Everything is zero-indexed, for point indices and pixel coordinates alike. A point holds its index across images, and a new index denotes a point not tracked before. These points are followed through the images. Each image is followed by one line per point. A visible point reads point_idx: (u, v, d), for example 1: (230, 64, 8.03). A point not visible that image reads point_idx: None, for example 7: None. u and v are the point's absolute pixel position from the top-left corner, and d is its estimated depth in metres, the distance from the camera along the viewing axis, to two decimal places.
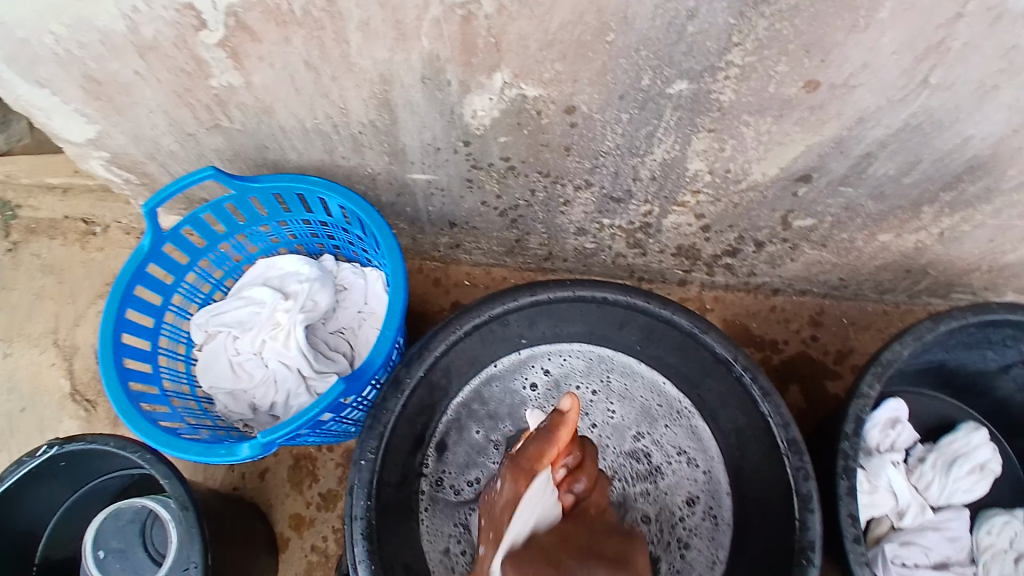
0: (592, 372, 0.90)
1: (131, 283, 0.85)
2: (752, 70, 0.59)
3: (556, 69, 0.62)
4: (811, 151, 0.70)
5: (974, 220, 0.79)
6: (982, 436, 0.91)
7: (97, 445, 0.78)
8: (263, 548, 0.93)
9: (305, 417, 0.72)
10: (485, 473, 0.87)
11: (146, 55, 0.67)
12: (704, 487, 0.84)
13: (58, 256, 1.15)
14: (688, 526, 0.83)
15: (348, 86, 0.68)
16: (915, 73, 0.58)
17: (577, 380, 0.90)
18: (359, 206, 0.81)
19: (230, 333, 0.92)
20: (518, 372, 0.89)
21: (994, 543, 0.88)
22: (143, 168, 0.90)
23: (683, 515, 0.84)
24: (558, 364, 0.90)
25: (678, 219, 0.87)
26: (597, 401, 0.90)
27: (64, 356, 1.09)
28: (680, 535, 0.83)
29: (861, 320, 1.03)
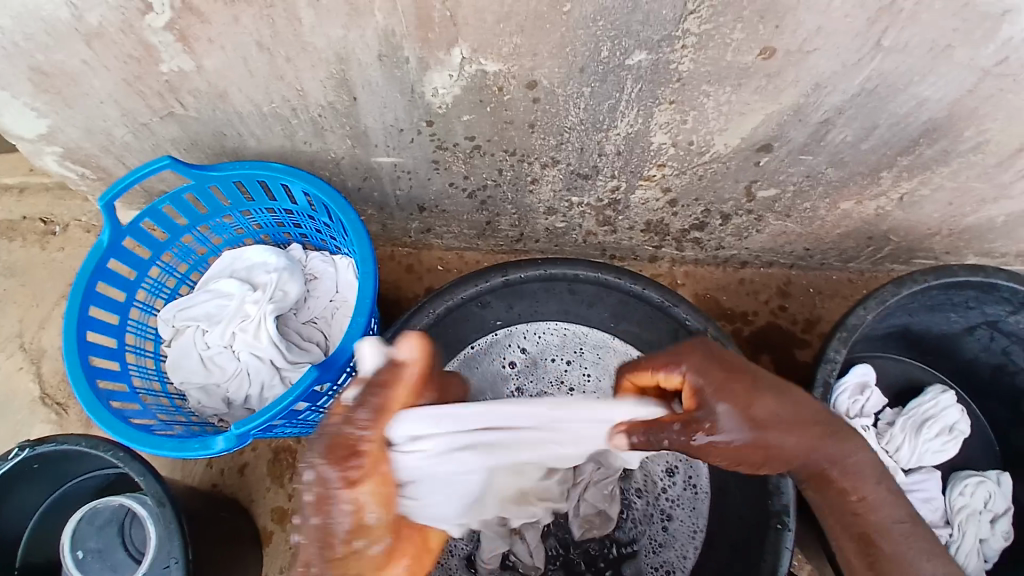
0: (566, 346, 0.90)
1: (93, 280, 0.83)
2: (709, 38, 0.60)
3: (515, 42, 0.61)
4: (772, 120, 0.71)
5: (932, 183, 0.81)
6: (949, 398, 0.94)
7: (68, 445, 0.76)
8: (246, 543, 0.93)
9: (279, 407, 0.71)
10: None
11: (93, 42, 0.65)
12: (681, 456, 0.85)
13: (18, 259, 1.12)
14: (671, 496, 0.85)
15: (303, 67, 0.66)
16: (868, 37, 0.59)
17: (553, 354, 0.91)
18: (324, 191, 0.79)
19: (199, 327, 0.90)
20: (496, 351, 0.89)
21: (969, 504, 0.91)
22: (98, 162, 0.88)
23: (666, 485, 0.85)
24: (534, 343, 0.90)
25: (646, 194, 0.87)
26: (572, 369, 0.91)
27: (31, 360, 1.06)
28: (664, 506, 0.85)
29: (828, 288, 1.06)
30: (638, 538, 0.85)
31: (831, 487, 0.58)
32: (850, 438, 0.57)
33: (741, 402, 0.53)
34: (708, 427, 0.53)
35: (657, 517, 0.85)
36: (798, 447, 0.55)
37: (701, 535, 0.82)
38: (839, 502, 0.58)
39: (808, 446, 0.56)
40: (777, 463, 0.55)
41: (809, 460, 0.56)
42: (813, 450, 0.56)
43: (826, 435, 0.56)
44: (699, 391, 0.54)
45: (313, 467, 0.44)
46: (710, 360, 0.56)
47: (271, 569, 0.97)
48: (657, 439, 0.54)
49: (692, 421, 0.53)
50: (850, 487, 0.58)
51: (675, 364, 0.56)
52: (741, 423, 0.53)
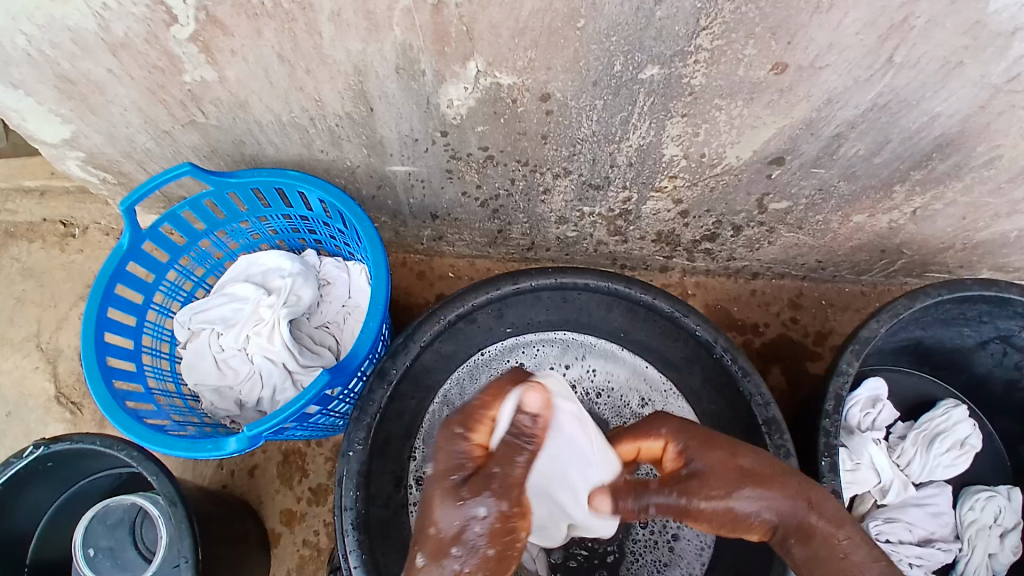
0: (566, 354, 0.90)
1: (111, 282, 0.84)
2: (721, 54, 0.60)
3: (530, 57, 0.62)
4: (784, 133, 0.71)
5: (946, 198, 0.81)
6: (961, 412, 0.93)
7: (83, 444, 0.78)
8: (254, 543, 0.94)
9: (291, 409, 0.72)
10: None
11: (118, 52, 0.66)
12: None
13: (38, 260, 1.14)
14: (678, 517, 0.81)
15: (322, 79, 0.68)
16: (881, 52, 0.59)
17: (553, 364, 0.90)
18: (339, 198, 0.81)
19: (214, 330, 0.91)
20: (495, 366, 0.88)
21: (978, 519, 0.90)
22: (120, 167, 0.90)
23: None
24: (532, 356, 0.90)
25: (657, 205, 0.88)
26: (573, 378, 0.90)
27: (48, 359, 1.08)
28: (669, 528, 0.81)
29: (839, 301, 1.05)
30: (641, 568, 0.80)
31: (820, 540, 0.53)
32: (823, 489, 0.55)
33: (728, 458, 0.54)
34: (691, 483, 0.53)
35: (662, 539, 0.81)
36: (779, 495, 0.53)
37: (709, 551, 0.79)
38: (826, 548, 0.52)
39: (792, 494, 0.53)
40: (763, 520, 0.53)
41: (794, 510, 0.53)
42: (794, 499, 0.53)
43: (806, 487, 0.54)
44: (683, 451, 0.55)
45: (479, 505, 0.47)
46: (687, 422, 0.58)
47: (279, 570, 0.98)
48: (644, 502, 0.55)
49: (676, 477, 0.54)
50: (836, 534, 0.53)
51: (652, 432, 0.59)
52: (725, 474, 0.53)
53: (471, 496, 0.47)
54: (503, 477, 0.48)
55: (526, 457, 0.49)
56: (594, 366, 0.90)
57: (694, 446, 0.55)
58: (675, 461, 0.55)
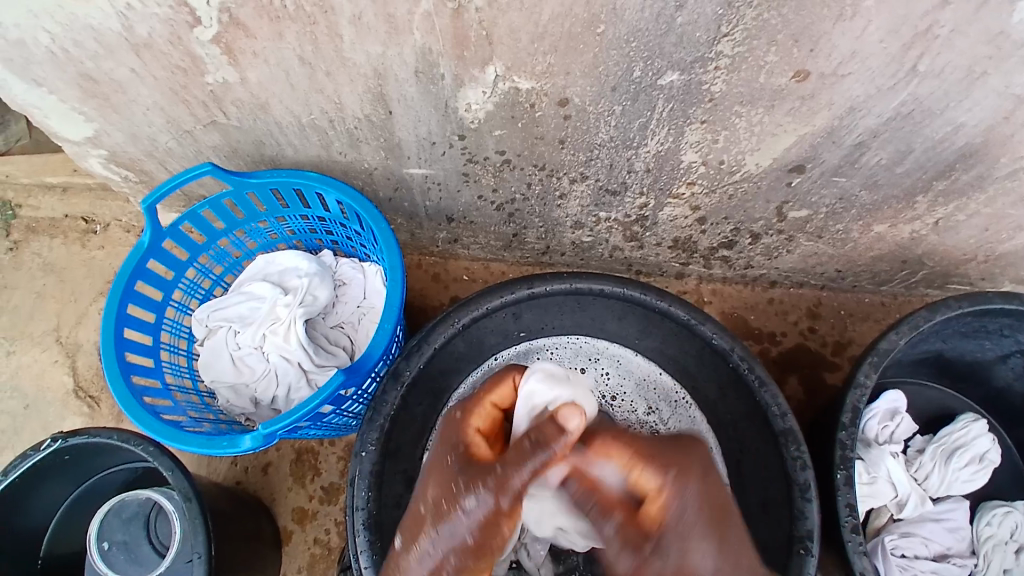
0: (580, 358, 0.90)
1: (132, 279, 0.86)
2: (741, 61, 0.60)
3: (548, 61, 0.62)
4: (805, 141, 0.70)
5: (969, 209, 0.80)
6: (981, 426, 0.91)
7: (101, 439, 0.79)
8: (266, 540, 0.94)
9: (305, 409, 0.72)
10: None
11: (142, 53, 0.67)
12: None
13: (60, 256, 1.16)
14: None
15: (342, 81, 0.68)
16: (905, 61, 0.59)
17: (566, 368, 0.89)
18: (356, 200, 0.81)
19: (231, 328, 0.92)
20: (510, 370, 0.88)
21: (995, 534, 0.88)
22: (142, 166, 0.91)
23: None
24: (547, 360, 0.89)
25: (674, 211, 0.87)
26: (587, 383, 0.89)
27: (68, 354, 1.10)
28: None
29: (859, 311, 1.04)
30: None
31: None
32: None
33: (709, 541, 0.46)
34: (654, 546, 0.45)
35: None
36: None
37: None
38: None
39: None
40: None
41: None
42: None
43: None
44: (670, 516, 0.46)
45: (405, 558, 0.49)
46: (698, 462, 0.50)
47: (290, 568, 0.98)
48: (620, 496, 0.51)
49: (642, 537, 0.45)
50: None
51: (649, 467, 0.48)
52: (694, 536, 0.46)
53: (405, 550, 0.49)
54: (434, 514, 0.49)
55: (470, 501, 0.47)
56: (607, 371, 0.90)
57: (680, 524, 0.46)
58: (654, 516, 0.46)
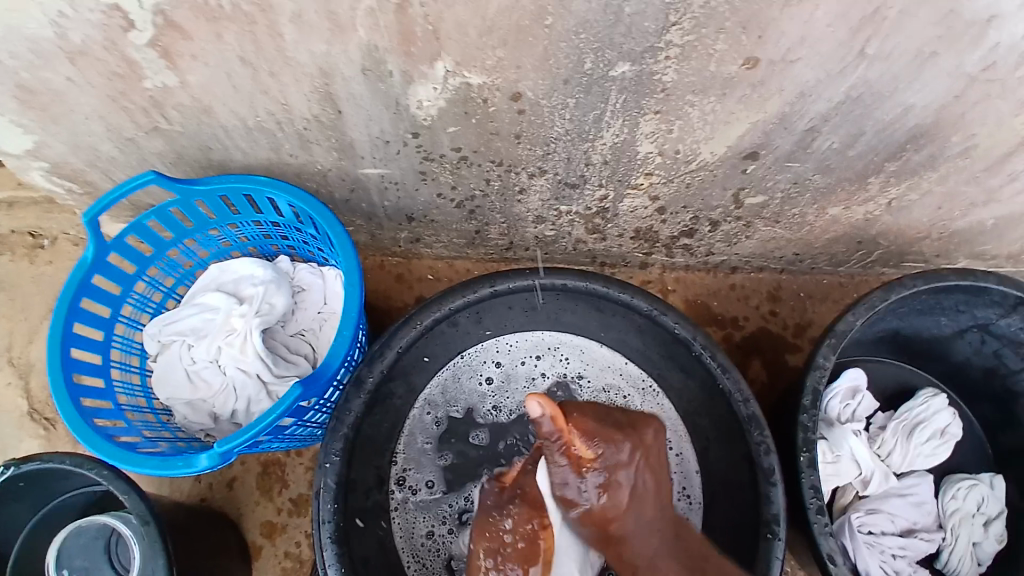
0: (535, 346, 0.89)
1: (77, 296, 0.82)
2: (692, 49, 0.60)
3: (498, 56, 0.61)
4: (759, 128, 0.71)
5: (920, 188, 0.82)
6: (941, 401, 0.94)
7: (52, 464, 0.76)
8: (234, 557, 0.92)
9: (264, 422, 0.70)
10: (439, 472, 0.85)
11: (74, 60, 0.64)
12: (675, 469, 0.83)
13: (6, 273, 1.11)
14: None
15: (287, 82, 0.66)
16: (853, 44, 0.59)
17: (523, 357, 0.89)
18: (309, 204, 0.79)
19: (185, 342, 0.89)
20: (472, 368, 0.88)
21: (961, 508, 0.91)
22: (84, 176, 0.87)
23: None
24: (506, 354, 0.89)
25: (634, 202, 0.87)
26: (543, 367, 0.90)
27: (20, 375, 1.05)
28: None
29: (818, 292, 1.06)
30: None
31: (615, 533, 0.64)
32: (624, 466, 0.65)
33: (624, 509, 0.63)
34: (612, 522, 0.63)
35: None
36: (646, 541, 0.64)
37: None
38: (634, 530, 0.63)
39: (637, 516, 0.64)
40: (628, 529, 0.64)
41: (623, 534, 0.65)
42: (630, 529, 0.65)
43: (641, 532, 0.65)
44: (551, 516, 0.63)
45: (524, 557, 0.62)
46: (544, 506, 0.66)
47: None
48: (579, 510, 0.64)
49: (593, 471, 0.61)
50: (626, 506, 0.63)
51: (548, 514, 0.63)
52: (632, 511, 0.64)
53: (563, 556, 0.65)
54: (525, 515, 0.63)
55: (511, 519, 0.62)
56: (567, 356, 0.89)
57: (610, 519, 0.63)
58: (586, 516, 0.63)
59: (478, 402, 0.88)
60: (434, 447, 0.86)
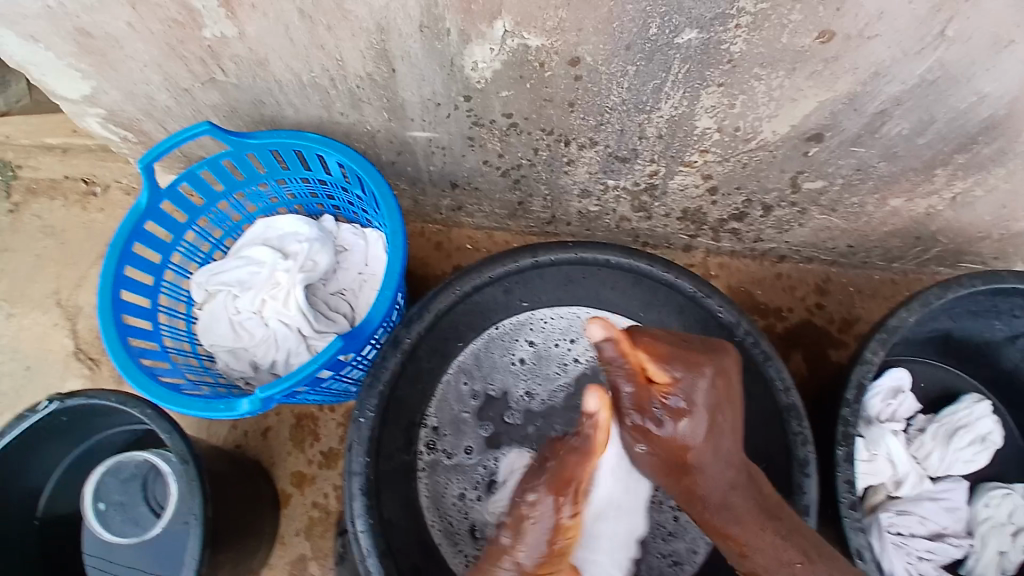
0: (570, 329, 0.88)
1: (129, 240, 0.84)
2: (764, 19, 0.57)
3: (560, 16, 0.59)
4: (825, 108, 0.67)
5: (988, 184, 0.77)
6: (984, 407, 0.90)
7: (97, 400, 0.78)
8: (264, 501, 0.94)
9: (303, 373, 0.71)
10: (476, 441, 0.86)
11: (136, 5, 0.64)
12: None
13: (60, 218, 1.14)
14: None
15: (343, 36, 0.65)
16: (935, 24, 0.56)
17: (556, 338, 0.88)
18: (358, 163, 0.79)
19: (230, 292, 0.91)
20: (505, 345, 0.87)
21: (992, 516, 0.87)
22: (139, 125, 0.89)
23: None
24: (540, 333, 0.88)
25: (685, 179, 0.84)
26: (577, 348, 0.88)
27: (68, 317, 1.09)
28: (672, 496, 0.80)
29: (868, 288, 1.02)
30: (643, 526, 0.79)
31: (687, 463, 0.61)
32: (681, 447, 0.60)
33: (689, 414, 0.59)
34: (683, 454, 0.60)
35: (665, 505, 0.80)
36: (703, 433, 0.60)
37: None
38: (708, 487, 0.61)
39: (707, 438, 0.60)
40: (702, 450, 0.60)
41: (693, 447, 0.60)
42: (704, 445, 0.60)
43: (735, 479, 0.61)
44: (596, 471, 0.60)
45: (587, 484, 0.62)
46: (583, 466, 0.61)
47: (287, 530, 0.98)
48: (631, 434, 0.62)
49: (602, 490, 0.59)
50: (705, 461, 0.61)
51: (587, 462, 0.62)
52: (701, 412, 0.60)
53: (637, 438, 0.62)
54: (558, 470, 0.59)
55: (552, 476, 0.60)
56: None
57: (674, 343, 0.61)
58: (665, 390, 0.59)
59: (513, 384, 0.88)
60: (472, 416, 0.86)
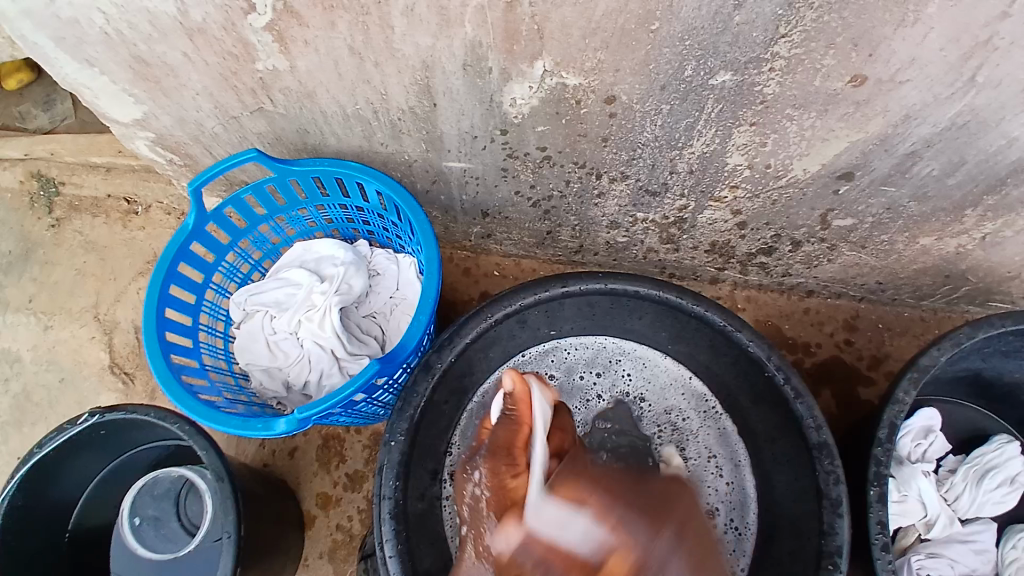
0: (595, 361, 0.90)
1: (175, 260, 0.87)
2: (798, 63, 0.59)
3: (599, 58, 0.62)
4: (856, 148, 0.68)
5: (1018, 226, 0.77)
6: (1015, 448, 0.88)
7: (137, 415, 0.81)
8: (290, 525, 0.96)
9: (340, 396, 0.73)
10: None
11: (194, 38, 0.68)
12: (723, 498, 0.84)
13: (101, 235, 1.19)
14: None
15: (389, 72, 0.68)
16: (964, 70, 0.57)
17: (581, 370, 0.90)
18: (396, 191, 0.81)
19: (268, 313, 0.93)
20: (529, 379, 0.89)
21: (1020, 558, 0.85)
22: (187, 150, 0.93)
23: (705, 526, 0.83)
24: (562, 363, 0.90)
25: (714, 214, 0.86)
26: (601, 382, 0.90)
27: (104, 330, 1.13)
28: None
29: (898, 325, 1.01)
30: None
31: None
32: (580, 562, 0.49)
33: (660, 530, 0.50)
34: None
35: None
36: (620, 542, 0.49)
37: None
38: None
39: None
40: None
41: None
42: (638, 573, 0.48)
43: None
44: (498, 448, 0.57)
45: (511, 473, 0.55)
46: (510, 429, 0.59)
47: (311, 552, 0.99)
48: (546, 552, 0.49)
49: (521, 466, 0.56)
50: None
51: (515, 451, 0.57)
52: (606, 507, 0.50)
53: None
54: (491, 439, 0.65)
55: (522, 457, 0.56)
56: (630, 372, 0.90)
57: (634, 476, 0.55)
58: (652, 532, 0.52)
59: None
60: None
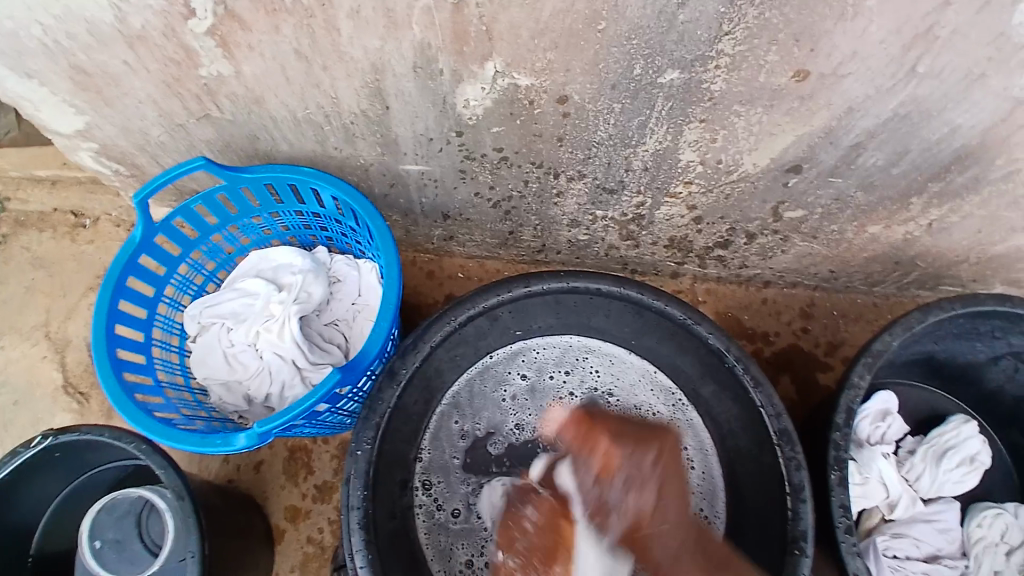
0: (564, 360, 0.90)
1: (124, 273, 0.84)
2: (742, 60, 0.60)
3: (548, 58, 0.62)
4: (803, 141, 0.70)
5: (962, 211, 0.80)
6: (971, 428, 0.92)
7: (91, 436, 0.78)
8: (257, 540, 0.93)
9: (300, 407, 0.72)
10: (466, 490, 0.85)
11: (135, 46, 0.66)
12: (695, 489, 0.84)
13: (49, 250, 1.15)
14: None
15: (339, 76, 0.68)
16: (904, 61, 0.59)
17: (550, 370, 0.90)
18: (351, 195, 0.80)
19: (224, 325, 0.91)
20: (498, 382, 0.89)
21: (985, 536, 0.88)
22: (134, 159, 0.90)
23: None
24: (531, 365, 0.90)
25: (671, 210, 0.87)
26: (571, 381, 0.90)
27: (56, 349, 1.09)
28: None
29: (852, 311, 1.04)
30: None
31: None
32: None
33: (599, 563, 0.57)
34: None
35: None
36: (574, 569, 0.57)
37: None
38: None
39: None
40: None
41: None
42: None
43: None
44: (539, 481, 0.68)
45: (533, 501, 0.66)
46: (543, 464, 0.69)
47: (282, 567, 0.97)
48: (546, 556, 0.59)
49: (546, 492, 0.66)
50: None
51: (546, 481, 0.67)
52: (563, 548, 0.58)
53: None
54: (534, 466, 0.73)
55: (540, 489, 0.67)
56: (596, 368, 0.90)
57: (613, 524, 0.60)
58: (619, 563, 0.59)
59: (500, 422, 0.89)
60: (460, 461, 0.86)
